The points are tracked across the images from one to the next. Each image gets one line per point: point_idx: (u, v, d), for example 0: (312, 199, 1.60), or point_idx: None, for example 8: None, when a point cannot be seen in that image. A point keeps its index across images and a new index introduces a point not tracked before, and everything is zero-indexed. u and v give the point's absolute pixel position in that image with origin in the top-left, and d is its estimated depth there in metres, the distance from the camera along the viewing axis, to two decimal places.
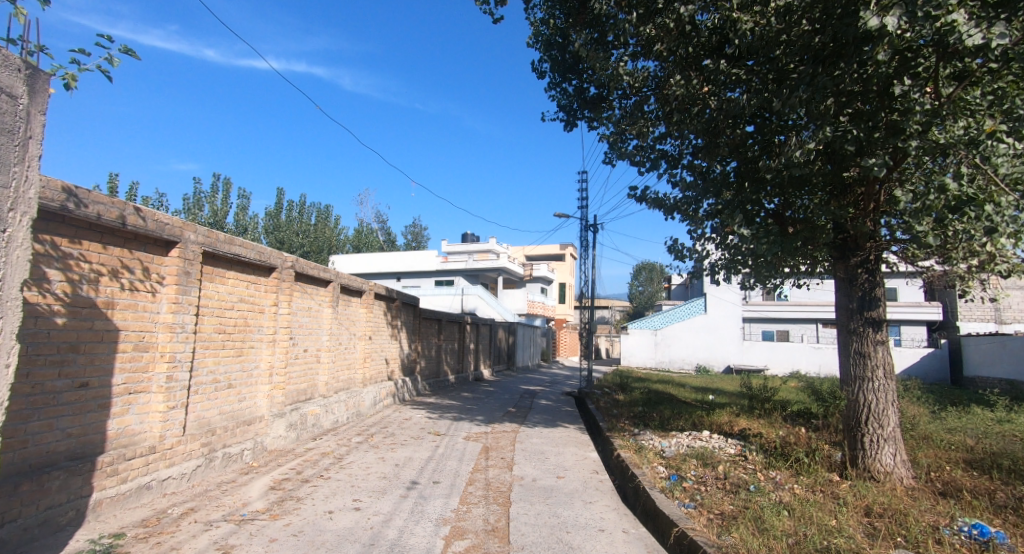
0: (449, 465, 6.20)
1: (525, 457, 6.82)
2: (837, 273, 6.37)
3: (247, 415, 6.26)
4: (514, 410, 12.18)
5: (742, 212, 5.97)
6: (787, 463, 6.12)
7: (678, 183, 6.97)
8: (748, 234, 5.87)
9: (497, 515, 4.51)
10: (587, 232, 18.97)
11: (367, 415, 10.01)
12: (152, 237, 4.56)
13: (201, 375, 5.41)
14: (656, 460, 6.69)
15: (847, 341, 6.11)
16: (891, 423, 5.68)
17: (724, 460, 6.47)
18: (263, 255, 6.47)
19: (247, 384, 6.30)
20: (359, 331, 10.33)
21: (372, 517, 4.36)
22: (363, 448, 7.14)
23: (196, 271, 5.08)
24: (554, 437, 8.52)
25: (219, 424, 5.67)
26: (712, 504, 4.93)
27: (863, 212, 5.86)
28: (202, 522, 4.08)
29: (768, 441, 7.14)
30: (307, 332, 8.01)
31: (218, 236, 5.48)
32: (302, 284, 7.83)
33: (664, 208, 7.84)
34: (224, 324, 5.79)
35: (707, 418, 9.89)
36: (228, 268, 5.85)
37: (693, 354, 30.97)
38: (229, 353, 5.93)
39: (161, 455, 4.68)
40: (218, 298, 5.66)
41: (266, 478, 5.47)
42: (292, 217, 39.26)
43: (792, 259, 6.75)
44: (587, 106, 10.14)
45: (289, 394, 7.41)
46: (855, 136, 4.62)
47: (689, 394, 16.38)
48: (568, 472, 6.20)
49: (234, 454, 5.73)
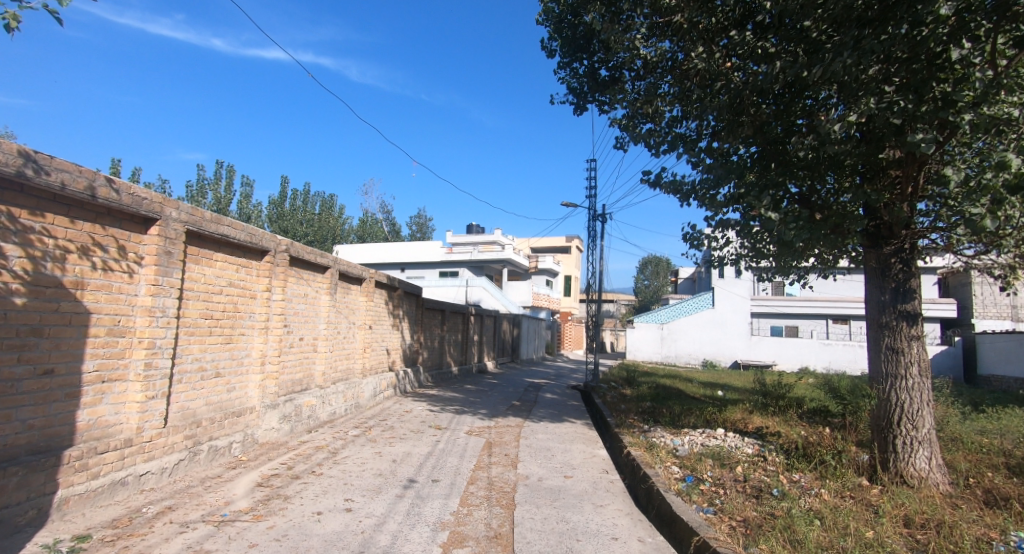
0: (449, 462, 5.84)
1: (531, 454, 6.46)
2: (868, 263, 5.95)
3: (236, 407, 5.90)
4: (518, 403, 11.87)
5: (769, 195, 5.54)
6: (811, 466, 5.73)
7: (698, 165, 6.55)
8: (776, 219, 5.45)
9: (501, 519, 4.15)
10: (596, 222, 18.48)
11: (366, 407, 9.69)
12: (127, 213, 4.19)
13: (186, 363, 5.06)
14: (669, 459, 6.32)
15: (878, 336, 5.70)
16: (926, 425, 5.28)
17: (742, 460, 6.09)
18: (255, 237, 6.11)
19: (237, 373, 5.95)
20: (358, 320, 9.98)
21: (363, 519, 4.00)
22: (360, 442, 6.80)
23: (180, 251, 4.72)
24: (561, 432, 8.15)
25: (205, 415, 5.32)
26: (733, 509, 4.59)
27: (899, 196, 5.44)
28: (178, 523, 3.73)
29: (788, 441, 6.75)
30: (302, 320, 7.66)
31: (204, 214, 5.11)
32: (297, 270, 7.46)
33: (681, 193, 7.43)
34: (211, 309, 5.44)
35: (720, 415, 9.51)
36: (216, 249, 5.50)
37: (700, 349, 30.50)
38: (218, 340, 5.58)
39: (138, 449, 4.33)
40: (204, 281, 5.29)
41: (255, 473, 5.13)
42: (296, 205, 38.86)
43: (819, 248, 6.34)
44: (598, 89, 9.80)
45: (283, 384, 7.06)
46: (902, 107, 4.17)
47: (698, 389, 16.07)
48: (576, 471, 5.83)
49: (221, 447, 5.40)
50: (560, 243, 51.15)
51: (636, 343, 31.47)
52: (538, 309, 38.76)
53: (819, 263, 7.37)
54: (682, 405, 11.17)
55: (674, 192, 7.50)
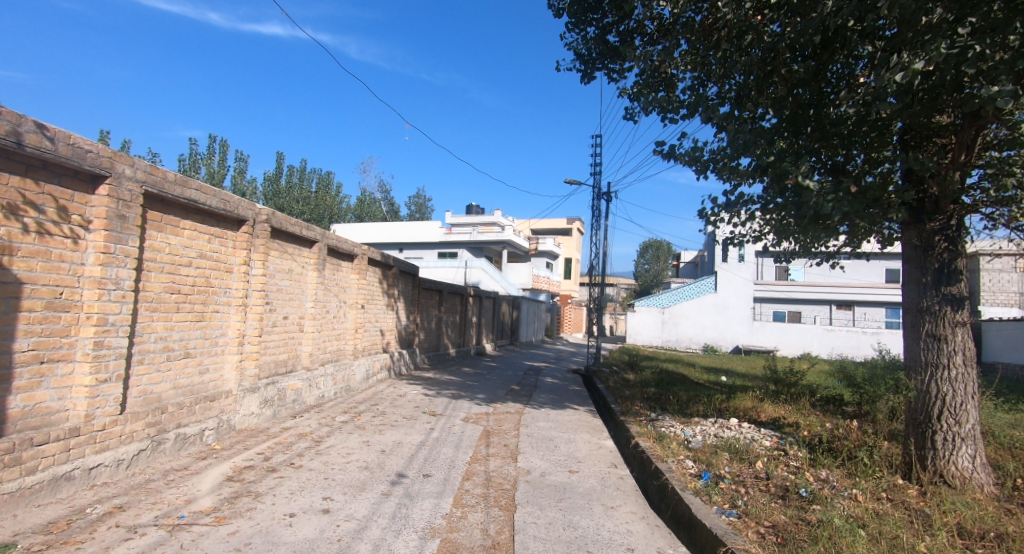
0: (443, 454, 5.33)
1: (532, 445, 5.95)
2: (907, 241, 5.38)
3: (210, 390, 5.37)
4: (518, 388, 11.37)
5: (805, 161, 4.96)
6: (839, 463, 5.22)
7: (720, 132, 5.96)
8: (813, 188, 4.85)
9: (499, 524, 3.63)
10: (599, 201, 17.79)
11: (357, 390, 9.21)
12: (68, 168, 3.61)
13: (148, 342, 4.51)
14: (682, 452, 5.84)
15: (917, 322, 5.17)
16: (969, 420, 4.77)
17: (762, 455, 5.59)
18: (230, 204, 5.53)
19: (211, 353, 5.41)
20: (349, 298, 9.43)
21: (342, 523, 3.49)
22: (347, 429, 6.29)
23: (137, 216, 4.15)
24: (563, 420, 7.67)
25: (172, 400, 4.78)
26: (760, 513, 4.09)
27: (950, 164, 4.92)
28: (125, 528, 3.21)
29: (811, 434, 6.24)
30: (287, 298, 7.11)
31: (166, 174, 4.52)
32: (280, 242, 6.89)
33: (699, 164, 6.86)
34: (179, 282, 4.89)
35: (729, 403, 9.01)
36: (183, 216, 4.93)
37: (701, 333, 30.07)
38: (187, 317, 5.03)
39: (87, 439, 3.78)
40: (170, 250, 4.74)
41: (226, 465, 4.60)
42: (292, 182, 38.10)
43: (851, 225, 5.78)
44: (609, 54, 9.46)
45: (264, 366, 6.51)
46: (977, 53, 3.61)
47: (701, 374, 15.63)
48: (581, 465, 5.32)
49: (191, 435, 4.87)
50: (561, 225, 50.38)
51: (636, 327, 31.04)
52: (538, 292, 38.15)
53: (850, 243, 6.80)
54: (688, 391, 10.73)
55: (692, 163, 6.93)
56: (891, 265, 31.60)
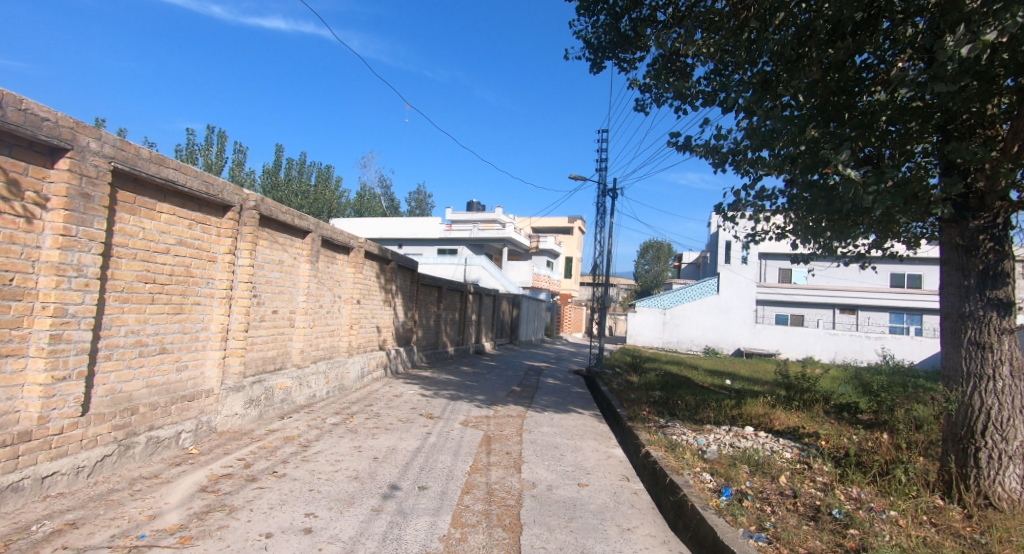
0: (441, 462, 4.92)
1: (536, 453, 5.53)
2: (947, 240, 4.97)
3: (189, 389, 4.95)
4: (518, 389, 10.94)
5: (844, 149, 4.52)
6: (871, 479, 4.81)
7: (746, 119, 5.54)
8: (854, 178, 4.40)
9: (503, 549, 3.21)
10: (604, 198, 17.38)
11: (351, 389, 8.80)
12: (20, 137, 3.18)
13: (116, 336, 4.07)
14: (697, 464, 5.42)
15: (957, 328, 4.77)
16: (1017, 437, 4.35)
17: (785, 469, 5.17)
18: (213, 188, 5.11)
19: (191, 349, 4.99)
20: (344, 293, 8.99)
21: (325, 545, 3.07)
22: (338, 433, 5.85)
23: (104, 195, 3.73)
24: (568, 425, 7.24)
25: (144, 400, 4.35)
26: (792, 537, 3.67)
27: (1000, 157, 4.50)
28: (73, 550, 2.78)
29: (835, 446, 5.82)
30: (276, 291, 6.68)
31: (138, 151, 4.10)
32: (271, 231, 6.46)
33: (720, 155, 6.45)
34: (154, 271, 4.46)
35: (740, 409, 8.59)
36: (160, 199, 4.50)
37: (703, 335, 29.66)
38: (164, 309, 4.60)
39: (40, 445, 3.35)
40: (144, 236, 4.32)
41: (202, 472, 4.17)
42: (291, 176, 37.88)
43: (886, 223, 5.35)
44: (619, 43, 9.12)
45: (251, 363, 6.09)
46: None
47: (706, 377, 15.24)
48: (591, 478, 4.90)
49: (164, 439, 4.44)
50: (562, 223, 49.99)
51: (638, 328, 30.67)
52: (538, 291, 37.75)
53: (876, 244, 6.38)
54: (696, 396, 10.32)
55: (711, 155, 6.51)
56: (897, 270, 31.14)
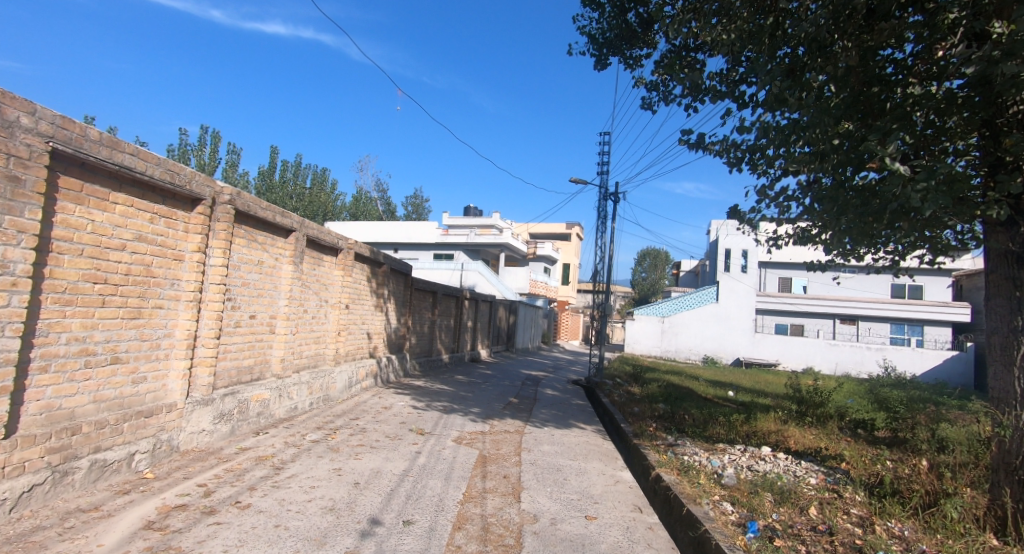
0: (430, 488, 4.38)
1: (538, 477, 4.98)
2: (996, 246, 4.45)
3: (147, 404, 4.39)
4: (515, 401, 10.39)
5: (888, 142, 4.03)
6: (913, 515, 4.26)
7: (771, 110, 5.08)
8: (901, 174, 3.90)
9: None
10: (606, 202, 16.87)
11: (337, 400, 8.23)
12: None
13: (55, 345, 3.52)
14: (715, 491, 4.88)
15: (1009, 344, 4.25)
16: None
17: (814, 498, 4.63)
18: (179, 178, 4.58)
19: (150, 359, 4.44)
20: (331, 297, 8.44)
21: None
22: (317, 452, 5.28)
23: (39, 180, 3.20)
24: (571, 444, 6.68)
25: (90, 418, 3.79)
26: None
27: None
28: None
29: (867, 471, 5.27)
30: (254, 294, 6.13)
31: (85, 131, 3.56)
32: (249, 229, 5.92)
33: (738, 153, 5.99)
34: (105, 270, 3.91)
35: (752, 425, 8.06)
36: (114, 187, 3.96)
37: (702, 343, 29.17)
38: (118, 314, 4.06)
39: None
40: (94, 229, 3.78)
41: (152, 503, 3.60)
42: (285, 178, 37.26)
43: (925, 228, 4.83)
44: (625, 37, 8.67)
45: (223, 374, 5.53)
46: None
47: (708, 389, 14.68)
48: (599, 508, 4.36)
49: (113, 462, 3.88)
50: (560, 230, 49.55)
51: (635, 336, 30.21)
52: (536, 297, 37.25)
53: (909, 251, 5.86)
54: (702, 409, 9.84)
55: (728, 152, 6.05)
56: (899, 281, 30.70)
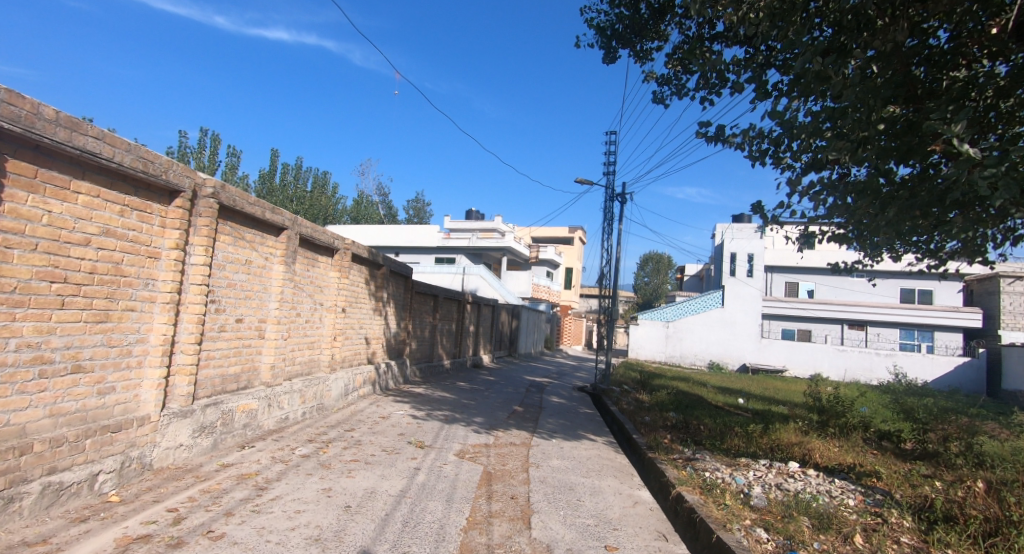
0: (429, 512, 3.92)
1: (549, 499, 4.51)
2: None
3: (115, 417, 3.94)
4: (521, 409, 9.90)
5: (945, 123, 3.59)
6: (973, 544, 3.78)
7: (805, 95, 4.65)
8: (962, 158, 3.46)
9: None
10: (612, 203, 16.43)
11: (332, 409, 7.79)
12: None
13: (2, 352, 3.08)
14: (745, 515, 4.40)
15: None
16: None
17: (857, 524, 4.14)
18: (154, 167, 4.15)
19: (120, 367, 4.00)
20: (327, 300, 8.00)
21: None
22: (307, 468, 4.82)
23: None
24: (582, 458, 6.20)
25: (45, 434, 3.34)
26: None
27: None
28: None
29: (911, 492, 4.79)
30: (241, 296, 5.70)
31: (37, 109, 3.13)
32: (237, 225, 5.50)
33: (764, 145, 5.56)
34: (65, 268, 3.48)
35: (772, 436, 7.57)
36: (76, 174, 3.53)
37: (707, 349, 28.64)
38: (81, 317, 3.62)
39: None
40: (51, 221, 3.35)
41: (111, 533, 3.14)
42: (285, 180, 36.93)
43: (977, 223, 4.37)
44: (636, 29, 8.25)
45: (205, 382, 5.09)
46: None
47: (717, 396, 14.14)
48: (618, 536, 3.88)
49: (70, 485, 3.43)
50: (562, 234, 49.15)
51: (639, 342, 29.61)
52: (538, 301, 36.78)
53: (953, 250, 5.38)
54: (717, 419, 9.34)
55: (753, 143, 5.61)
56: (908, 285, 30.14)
